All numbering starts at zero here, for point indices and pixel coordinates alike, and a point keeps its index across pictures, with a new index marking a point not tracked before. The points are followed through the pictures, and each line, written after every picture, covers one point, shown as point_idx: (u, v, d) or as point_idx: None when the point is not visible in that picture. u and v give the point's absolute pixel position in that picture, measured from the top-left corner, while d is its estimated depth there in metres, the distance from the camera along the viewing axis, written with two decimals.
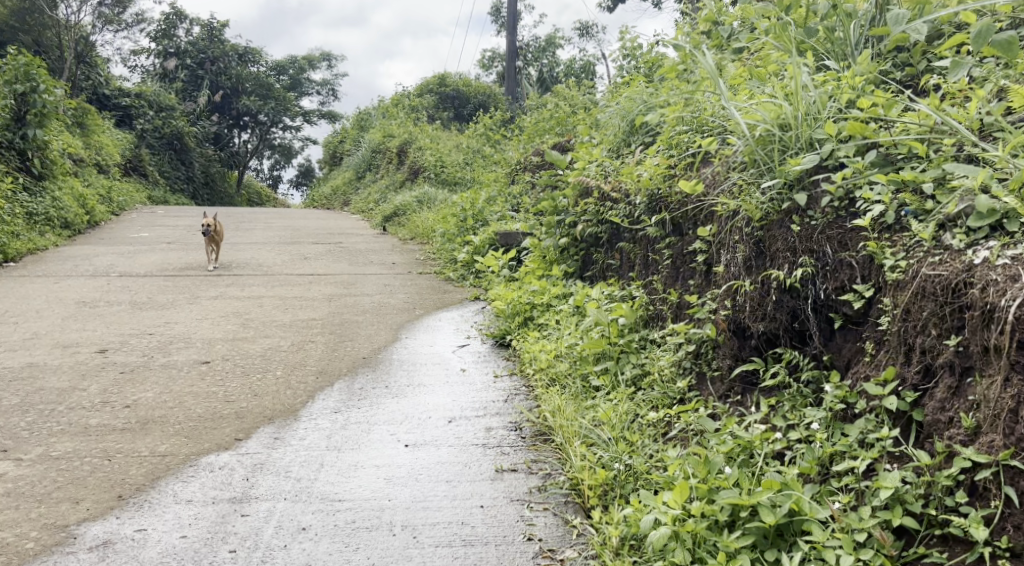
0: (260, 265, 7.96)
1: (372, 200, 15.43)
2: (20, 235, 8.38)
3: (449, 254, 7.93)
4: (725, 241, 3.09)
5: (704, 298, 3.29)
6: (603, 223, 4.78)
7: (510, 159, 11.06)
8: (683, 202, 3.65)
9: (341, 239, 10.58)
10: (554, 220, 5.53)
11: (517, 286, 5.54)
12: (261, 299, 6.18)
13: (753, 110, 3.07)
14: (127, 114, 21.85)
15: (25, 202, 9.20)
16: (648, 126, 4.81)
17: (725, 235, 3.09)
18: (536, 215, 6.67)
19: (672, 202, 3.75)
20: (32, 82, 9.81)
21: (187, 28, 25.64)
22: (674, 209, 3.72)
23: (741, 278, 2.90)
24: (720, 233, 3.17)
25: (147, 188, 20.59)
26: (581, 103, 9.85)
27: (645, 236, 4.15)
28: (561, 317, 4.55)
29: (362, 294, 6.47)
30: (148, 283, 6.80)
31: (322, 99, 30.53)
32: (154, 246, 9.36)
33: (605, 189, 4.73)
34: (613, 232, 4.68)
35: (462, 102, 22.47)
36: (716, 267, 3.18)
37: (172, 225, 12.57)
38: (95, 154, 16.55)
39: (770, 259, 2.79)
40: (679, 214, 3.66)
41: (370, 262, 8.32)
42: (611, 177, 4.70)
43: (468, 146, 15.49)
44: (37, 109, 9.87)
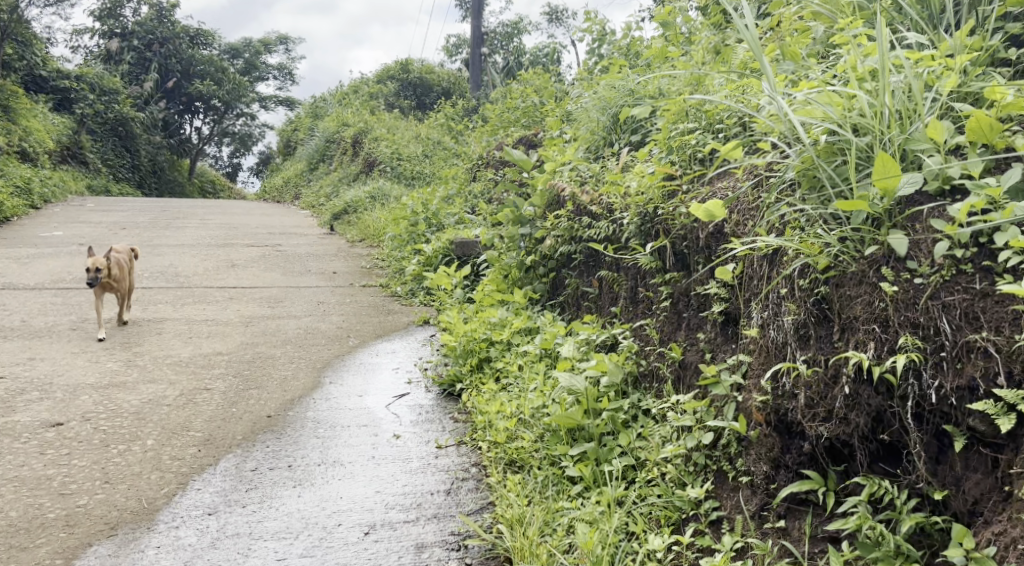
0: (175, 277, 6.91)
1: (324, 195, 14.32)
2: None
3: (397, 266, 6.93)
4: (758, 293, 2.22)
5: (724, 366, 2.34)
6: (578, 241, 3.81)
7: (471, 154, 10.06)
8: (691, 228, 2.66)
9: (281, 242, 9.51)
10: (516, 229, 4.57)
11: (471, 312, 4.57)
12: (162, 324, 5.16)
13: (809, 102, 2.17)
14: (66, 98, 20.49)
15: None
16: (637, 122, 3.87)
17: (759, 286, 2.22)
18: (498, 224, 5.71)
19: (676, 228, 2.74)
20: None
21: (134, 8, 24.28)
22: (678, 236, 2.73)
23: (794, 354, 2.05)
24: (749, 278, 2.28)
25: (84, 177, 19.29)
26: (551, 94, 8.88)
27: (635, 266, 3.17)
28: (524, 363, 3.55)
29: (288, 316, 5.46)
30: (30, 304, 5.73)
31: (278, 84, 29.24)
32: (60, 252, 8.26)
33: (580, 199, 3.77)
34: (591, 254, 3.71)
35: (425, 90, 21.23)
36: (746, 327, 2.26)
37: (95, 221, 11.41)
38: (19, 143, 15.28)
39: (844, 335, 1.96)
40: (686, 244, 2.69)
41: (307, 272, 7.29)
42: (588, 185, 3.75)
43: (428, 138, 14.44)
44: None
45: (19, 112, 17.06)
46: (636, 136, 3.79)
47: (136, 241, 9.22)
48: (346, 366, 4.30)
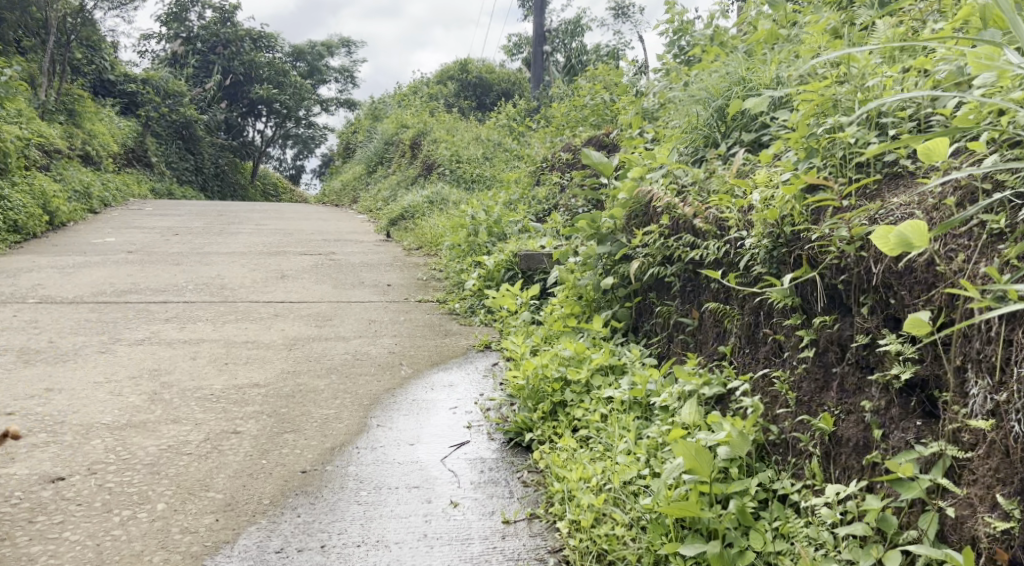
0: (220, 291, 6.48)
1: (381, 198, 13.91)
2: None
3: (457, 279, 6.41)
4: (999, 381, 1.95)
5: (927, 465, 2.06)
6: (672, 263, 3.20)
7: (534, 157, 9.51)
8: (864, 265, 2.32)
9: (336, 250, 9.08)
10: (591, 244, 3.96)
11: (539, 338, 3.95)
12: (199, 348, 4.71)
13: None
14: (133, 101, 20.65)
15: None
16: (754, 119, 3.27)
17: (998, 372, 1.96)
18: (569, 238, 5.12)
19: (834, 262, 2.39)
20: None
21: (201, 12, 24.41)
22: (841, 277, 2.38)
23: None
24: (978, 348, 2.02)
25: (149, 179, 19.30)
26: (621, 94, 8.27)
27: (758, 305, 2.69)
28: (611, 415, 2.92)
29: (336, 338, 4.96)
30: (61, 321, 5.33)
31: (339, 86, 29.10)
32: (108, 261, 7.94)
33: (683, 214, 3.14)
34: (693, 278, 3.09)
35: (485, 90, 20.84)
36: (970, 420, 1.99)
37: (150, 226, 11.16)
38: (81, 145, 15.25)
39: None
40: (856, 288, 2.34)
41: (360, 285, 6.81)
42: (690, 195, 3.14)
43: (489, 140, 13.92)
44: None
45: (84, 117, 17.12)
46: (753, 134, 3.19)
47: (187, 248, 8.87)
48: (397, 404, 3.69)
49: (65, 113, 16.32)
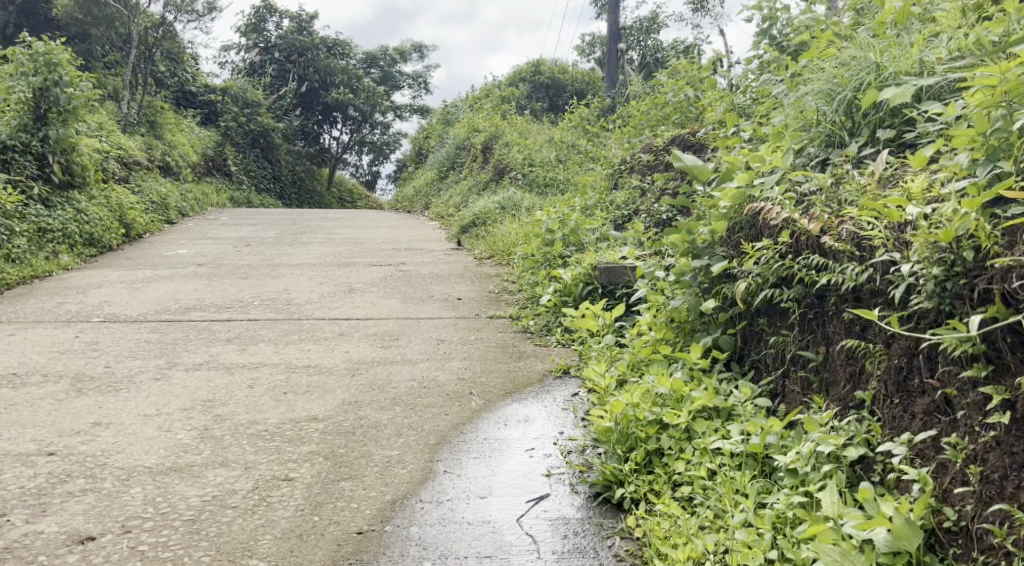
0: (285, 307, 6.22)
1: (453, 204, 13.63)
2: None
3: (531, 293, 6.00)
4: None
5: None
6: (797, 288, 2.93)
7: (611, 160, 9.07)
8: None
9: (406, 260, 8.79)
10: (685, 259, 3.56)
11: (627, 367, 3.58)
12: (258, 374, 4.42)
13: None
14: (212, 111, 21.01)
15: (13, 248, 7.61)
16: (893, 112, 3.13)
17: None
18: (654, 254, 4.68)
19: None
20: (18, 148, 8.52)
21: (278, 22, 24.73)
22: None
23: None
24: None
25: (229, 188, 19.50)
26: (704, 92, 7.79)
27: (917, 351, 2.47)
28: (729, 476, 2.60)
29: (402, 362, 4.61)
30: (121, 343, 5.11)
31: (412, 91, 29.08)
32: (177, 275, 7.79)
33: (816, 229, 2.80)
34: (828, 304, 2.82)
35: (558, 90, 20.44)
36: None
37: (223, 236, 11.08)
38: (160, 156, 15.39)
39: None
40: None
41: (429, 300, 6.49)
42: (817, 209, 2.91)
43: (562, 142, 13.50)
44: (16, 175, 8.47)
45: (164, 128, 17.36)
46: (893, 132, 3.05)
47: (257, 260, 8.71)
48: (467, 444, 3.28)
49: (146, 125, 16.57)
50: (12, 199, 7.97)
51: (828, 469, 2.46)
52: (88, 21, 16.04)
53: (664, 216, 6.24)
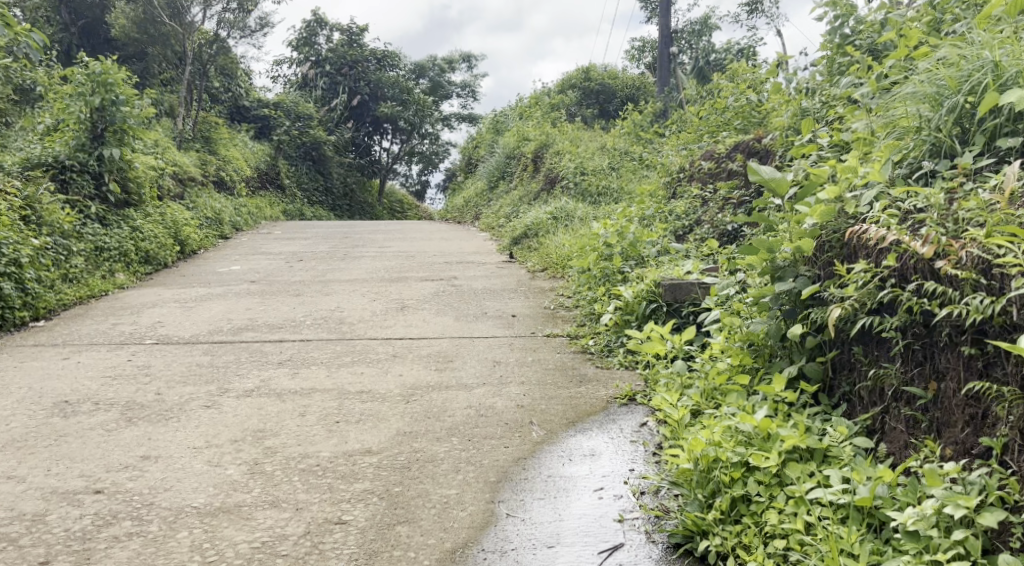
0: (338, 326, 6.08)
1: (504, 214, 13.44)
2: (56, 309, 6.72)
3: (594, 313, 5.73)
4: None
5: None
6: (909, 318, 2.78)
7: (668, 168, 8.80)
8: None
9: (458, 274, 8.62)
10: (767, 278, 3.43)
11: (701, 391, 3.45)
12: (310, 401, 4.26)
13: None
14: (265, 125, 21.26)
15: (76, 266, 7.58)
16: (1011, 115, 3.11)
17: None
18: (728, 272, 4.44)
19: None
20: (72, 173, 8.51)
21: (328, 36, 24.93)
22: None
23: None
24: None
25: (282, 202, 19.65)
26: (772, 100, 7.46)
27: None
28: (831, 530, 2.46)
29: (458, 387, 4.41)
30: (173, 367, 5.00)
31: (461, 100, 29.06)
32: (230, 292, 7.74)
33: (929, 254, 2.69)
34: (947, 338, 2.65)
35: (609, 96, 20.19)
36: None
37: (275, 251, 11.06)
38: (214, 171, 15.52)
39: None
40: None
41: (483, 317, 6.30)
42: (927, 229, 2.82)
43: (615, 149, 13.24)
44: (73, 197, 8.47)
45: (219, 144, 17.56)
46: (1016, 140, 3.01)
47: (309, 276, 8.62)
48: (530, 483, 3.07)
49: (201, 140, 16.76)
50: (69, 218, 7.93)
51: (959, 536, 2.29)
52: (145, 40, 16.20)
53: (729, 228, 6.20)
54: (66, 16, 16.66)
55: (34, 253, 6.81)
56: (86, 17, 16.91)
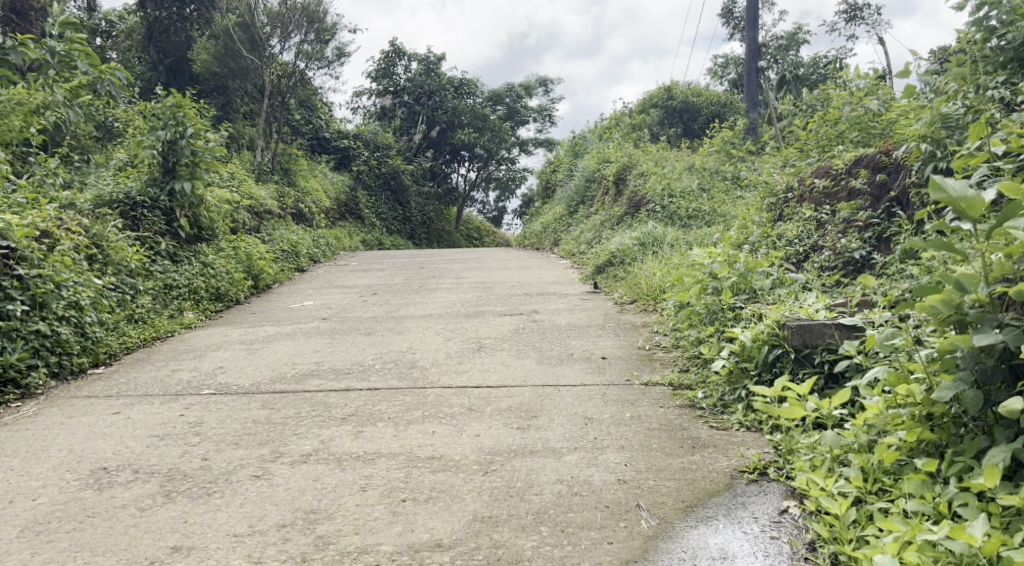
0: (409, 372, 5.46)
1: (585, 240, 12.71)
2: (123, 352, 6.31)
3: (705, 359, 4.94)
4: None
5: None
6: None
7: (770, 189, 7.96)
8: None
9: (539, 307, 7.94)
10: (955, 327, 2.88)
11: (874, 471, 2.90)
12: (374, 470, 3.65)
13: None
14: (345, 156, 21.20)
15: (144, 306, 7.19)
16: None
17: None
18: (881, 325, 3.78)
19: None
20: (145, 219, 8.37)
21: (407, 66, 24.84)
22: None
23: None
24: None
25: (362, 232, 19.40)
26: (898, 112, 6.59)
27: None
28: None
29: (546, 453, 3.74)
30: (226, 423, 4.44)
31: (538, 125, 28.57)
32: (298, 332, 7.24)
33: None
34: None
35: (693, 115, 19.34)
36: None
37: (350, 284, 10.60)
38: (292, 203, 15.27)
39: None
40: None
41: (570, 360, 5.59)
42: None
43: (704, 171, 12.41)
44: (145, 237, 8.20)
45: (297, 175, 17.43)
46: None
47: (382, 312, 8.09)
48: None
49: (279, 172, 16.63)
50: (137, 257, 7.52)
51: None
52: (226, 74, 16.17)
53: (858, 254, 5.52)
54: (154, 55, 16.87)
55: (96, 295, 6.36)
56: (173, 56, 17.03)
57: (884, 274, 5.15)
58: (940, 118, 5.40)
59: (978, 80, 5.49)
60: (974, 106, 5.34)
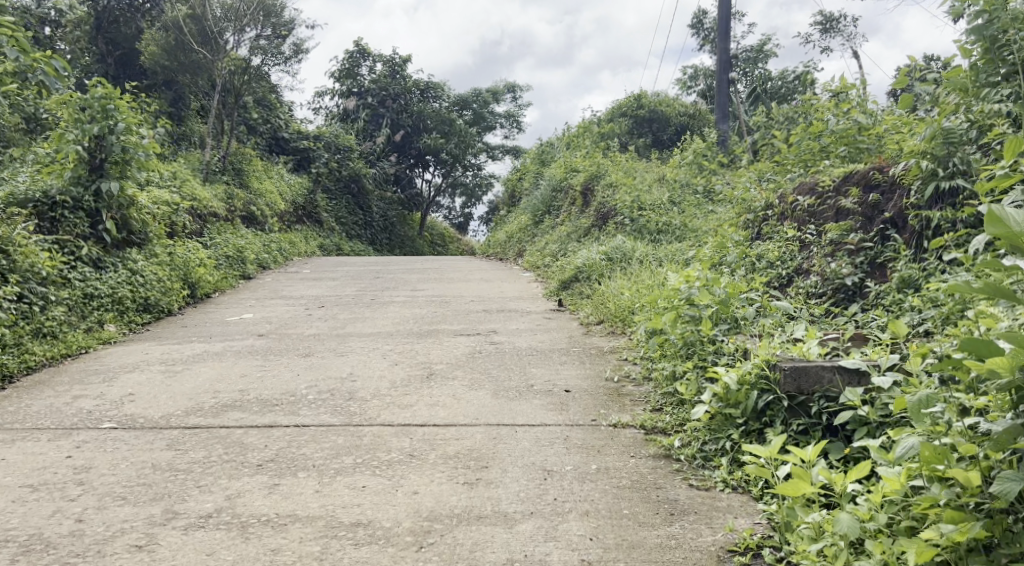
0: (345, 405, 4.80)
1: (550, 252, 12.11)
2: (22, 372, 5.57)
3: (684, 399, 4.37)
4: None
5: None
6: None
7: (747, 205, 7.43)
8: None
9: (498, 327, 7.31)
10: (1015, 395, 2.46)
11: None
12: (284, 541, 3.00)
13: None
14: (305, 157, 20.44)
15: (56, 319, 6.45)
16: None
17: None
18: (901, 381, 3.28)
19: None
20: (64, 222, 7.60)
21: (371, 67, 24.14)
22: None
23: None
24: None
25: (319, 237, 18.64)
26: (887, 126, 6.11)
27: None
28: None
29: (496, 519, 3.12)
30: (119, 470, 3.75)
31: (506, 132, 28.00)
32: (228, 350, 6.52)
33: None
34: None
35: (662, 125, 18.90)
36: None
37: (297, 294, 9.86)
38: (243, 206, 14.46)
39: None
40: None
41: (529, 393, 4.97)
42: None
43: (674, 183, 11.91)
44: (62, 241, 7.45)
45: (250, 176, 16.63)
46: None
47: (326, 328, 7.40)
48: None
49: (231, 173, 15.83)
50: (51, 263, 6.78)
51: None
52: (176, 68, 15.33)
53: (850, 281, 5.00)
54: (102, 46, 15.97)
55: None
56: (122, 48, 16.17)
57: (882, 305, 4.66)
58: (940, 132, 4.90)
59: (981, 93, 5.06)
60: (978, 120, 4.90)
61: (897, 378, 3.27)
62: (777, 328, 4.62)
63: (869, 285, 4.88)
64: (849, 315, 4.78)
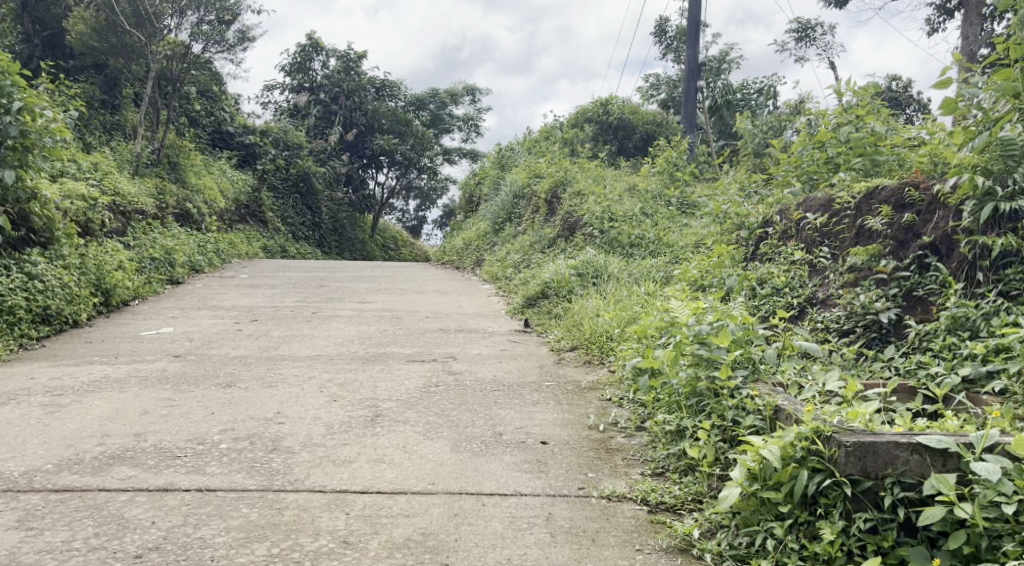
0: (265, 461, 3.82)
1: (511, 263, 11.18)
2: None
3: (694, 465, 3.50)
4: None
5: None
6: None
7: (737, 221, 6.59)
8: None
9: (457, 352, 6.36)
10: None
11: None
12: None
13: None
14: (250, 153, 19.19)
15: None
16: None
17: None
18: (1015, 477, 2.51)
19: None
20: None
21: (325, 61, 22.98)
22: None
23: None
24: None
25: (263, 238, 17.44)
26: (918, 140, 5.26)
27: None
28: None
29: None
30: None
31: (464, 135, 27.05)
32: (134, 375, 5.45)
33: None
34: None
35: (628, 133, 18.16)
36: None
37: (228, 304, 8.76)
38: (176, 202, 13.24)
39: None
40: None
41: (496, 445, 4.04)
42: None
43: (647, 194, 11.10)
44: None
45: (188, 171, 15.37)
46: None
47: (256, 348, 6.36)
48: None
49: (166, 166, 14.58)
50: None
51: None
52: (107, 50, 14.01)
53: (885, 318, 4.16)
54: (27, 25, 14.60)
55: None
56: (51, 28, 14.82)
57: (931, 351, 3.84)
58: (998, 142, 4.05)
59: None
60: None
61: (1007, 467, 2.51)
62: (807, 378, 3.77)
63: (909, 325, 4.06)
64: (886, 361, 3.95)
